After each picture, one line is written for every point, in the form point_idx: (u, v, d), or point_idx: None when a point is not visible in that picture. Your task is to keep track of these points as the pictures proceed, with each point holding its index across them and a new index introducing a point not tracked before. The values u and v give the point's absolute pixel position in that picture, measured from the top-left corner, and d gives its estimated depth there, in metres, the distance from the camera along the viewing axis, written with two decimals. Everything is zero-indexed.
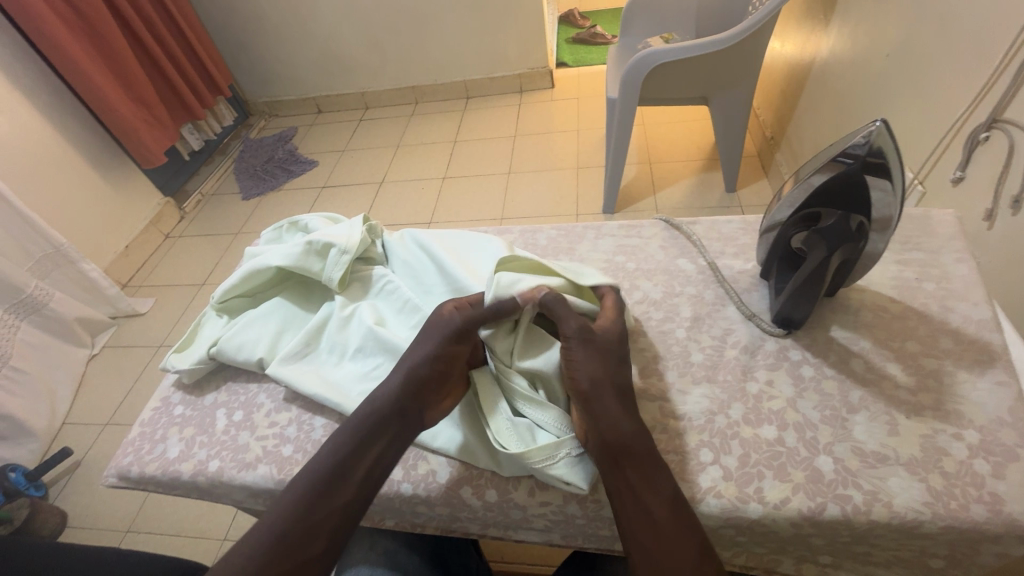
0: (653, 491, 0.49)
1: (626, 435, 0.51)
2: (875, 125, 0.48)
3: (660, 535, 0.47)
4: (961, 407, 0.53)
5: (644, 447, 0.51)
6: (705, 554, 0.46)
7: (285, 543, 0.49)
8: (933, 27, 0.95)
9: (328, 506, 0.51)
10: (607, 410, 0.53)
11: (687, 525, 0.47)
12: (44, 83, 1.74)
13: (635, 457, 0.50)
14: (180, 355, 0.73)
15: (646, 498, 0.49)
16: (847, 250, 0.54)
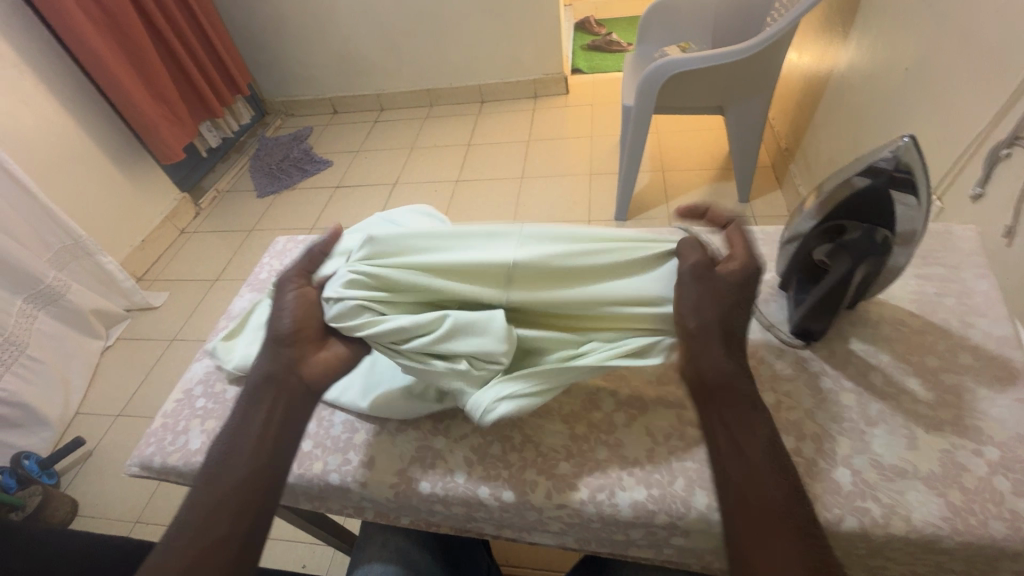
0: (750, 435, 0.48)
1: (732, 378, 0.50)
2: (903, 142, 0.50)
3: (750, 477, 0.46)
4: (981, 424, 0.53)
5: (746, 394, 0.50)
6: (795, 494, 0.46)
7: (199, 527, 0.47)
8: (954, 43, 0.96)
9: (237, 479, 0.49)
10: (716, 353, 0.51)
11: (780, 463, 0.47)
12: (69, 78, 1.78)
13: (735, 401, 0.49)
14: (228, 346, 0.74)
15: (739, 435, 0.48)
16: (872, 263, 0.54)
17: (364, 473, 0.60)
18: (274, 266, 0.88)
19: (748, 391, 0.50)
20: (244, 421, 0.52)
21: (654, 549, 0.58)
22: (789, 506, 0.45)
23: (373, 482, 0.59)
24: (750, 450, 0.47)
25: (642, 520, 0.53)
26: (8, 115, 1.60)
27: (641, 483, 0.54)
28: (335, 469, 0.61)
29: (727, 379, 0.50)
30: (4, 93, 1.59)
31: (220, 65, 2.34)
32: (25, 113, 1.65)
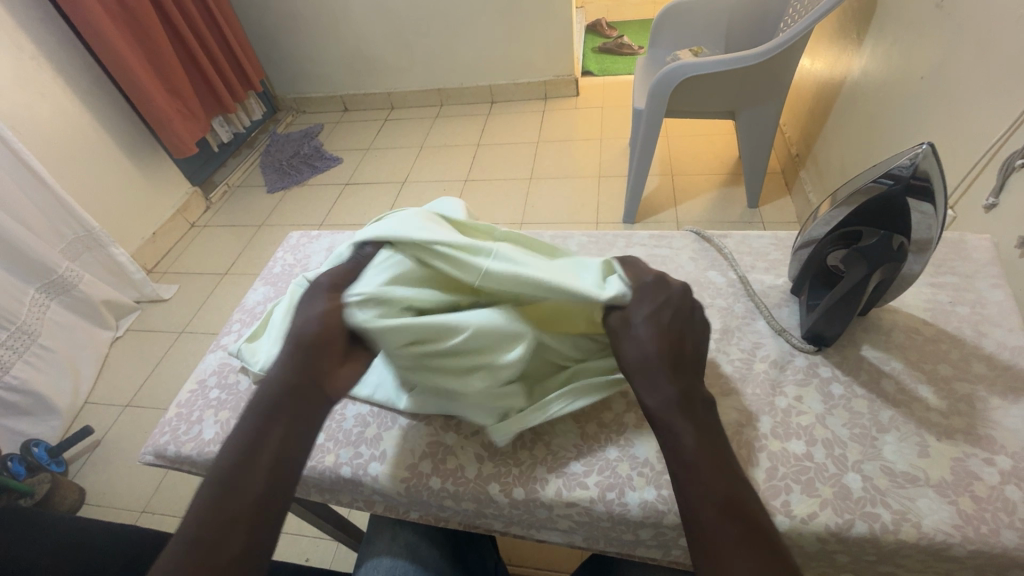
0: (681, 459, 0.46)
1: (656, 404, 0.49)
2: (922, 148, 0.49)
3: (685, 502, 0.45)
4: (993, 433, 0.53)
5: (678, 414, 0.48)
6: (735, 511, 0.43)
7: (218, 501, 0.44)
8: (970, 52, 0.95)
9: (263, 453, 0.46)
10: (657, 385, 0.50)
11: (716, 481, 0.45)
12: (85, 71, 1.80)
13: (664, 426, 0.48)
14: (253, 347, 0.71)
15: (681, 474, 0.46)
16: (888, 269, 0.55)
17: (376, 466, 0.60)
18: (288, 260, 0.89)
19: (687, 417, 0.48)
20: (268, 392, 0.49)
21: (662, 550, 0.58)
22: (745, 544, 0.42)
23: (386, 476, 0.60)
24: (692, 489, 0.45)
25: (651, 519, 0.53)
26: (25, 106, 1.62)
27: (651, 484, 0.55)
28: (347, 462, 0.61)
29: (662, 413, 0.49)
30: (21, 85, 1.61)
31: (234, 60, 2.35)
32: (43, 104, 1.67)
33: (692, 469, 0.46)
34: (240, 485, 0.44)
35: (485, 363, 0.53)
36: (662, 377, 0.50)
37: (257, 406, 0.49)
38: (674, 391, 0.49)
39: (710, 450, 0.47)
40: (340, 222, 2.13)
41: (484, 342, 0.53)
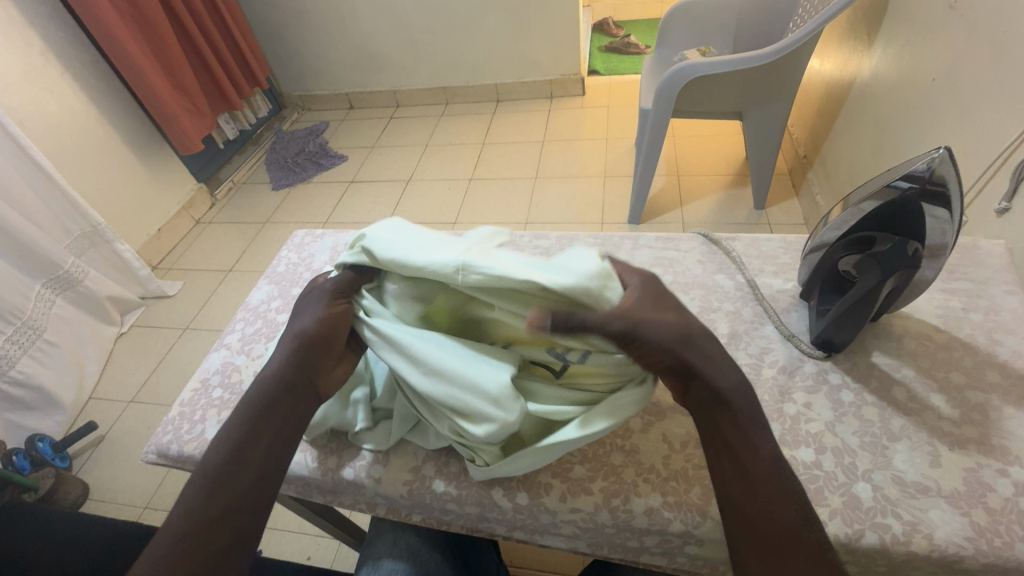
0: (750, 453, 0.46)
1: (728, 393, 0.48)
2: (938, 152, 0.48)
3: (755, 495, 0.44)
4: (1007, 443, 0.52)
5: (749, 409, 0.48)
6: (805, 514, 0.43)
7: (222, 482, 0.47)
8: (984, 53, 0.94)
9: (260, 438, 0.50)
10: (719, 367, 0.50)
11: (788, 485, 0.44)
12: (92, 68, 1.80)
13: (735, 419, 0.47)
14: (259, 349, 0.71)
15: (743, 454, 0.46)
16: (903, 276, 0.53)
17: (378, 469, 0.60)
18: (292, 258, 0.89)
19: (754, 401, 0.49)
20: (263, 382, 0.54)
21: (667, 557, 0.57)
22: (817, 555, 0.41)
23: (387, 479, 0.59)
24: (756, 469, 0.45)
25: (657, 527, 0.53)
26: (33, 102, 1.63)
27: (657, 491, 0.54)
28: (350, 464, 0.61)
29: (728, 393, 0.48)
30: (29, 80, 1.61)
31: (240, 58, 2.36)
32: (50, 100, 1.67)
33: (758, 450, 0.46)
34: (240, 467, 0.48)
35: (457, 423, 0.52)
36: (717, 362, 0.50)
37: (252, 400, 0.52)
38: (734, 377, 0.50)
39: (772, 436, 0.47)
40: (345, 220, 2.13)
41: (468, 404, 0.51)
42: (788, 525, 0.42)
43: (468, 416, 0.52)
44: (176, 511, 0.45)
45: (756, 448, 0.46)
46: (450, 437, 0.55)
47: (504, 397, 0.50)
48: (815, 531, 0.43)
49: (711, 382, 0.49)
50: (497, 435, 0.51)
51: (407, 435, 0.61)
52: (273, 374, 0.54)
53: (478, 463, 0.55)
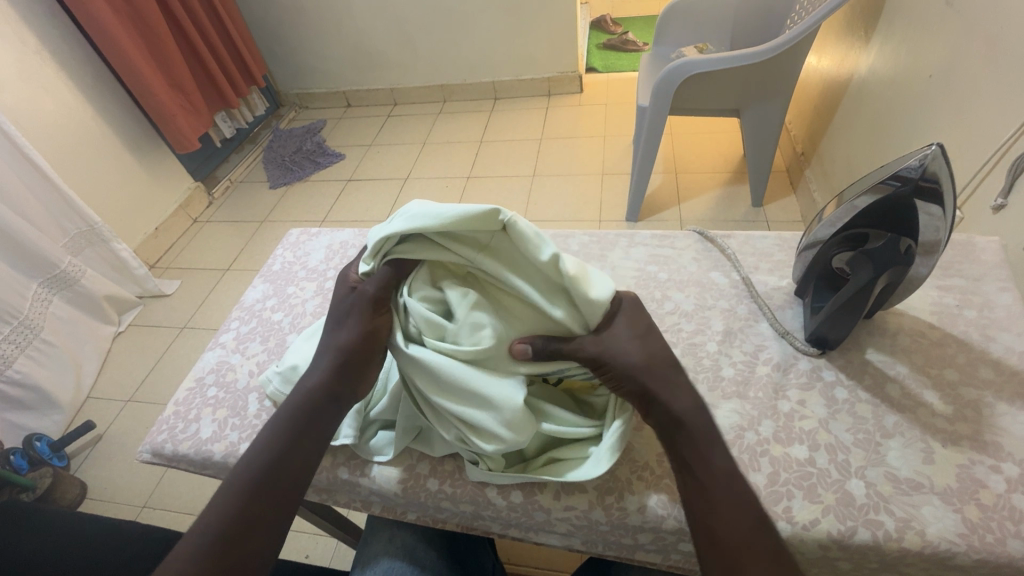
0: (705, 469, 0.48)
1: (684, 413, 0.51)
2: (931, 149, 0.47)
3: (707, 508, 0.46)
4: (1000, 439, 0.52)
5: (702, 426, 0.50)
6: (761, 523, 0.45)
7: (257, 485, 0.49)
8: (982, 49, 0.93)
9: (300, 447, 0.52)
10: (676, 392, 0.52)
11: (743, 496, 0.46)
12: (88, 66, 1.80)
13: (691, 436, 0.50)
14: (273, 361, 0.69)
15: (698, 471, 0.48)
16: (894, 274, 0.54)
17: (372, 468, 0.60)
18: (288, 257, 0.88)
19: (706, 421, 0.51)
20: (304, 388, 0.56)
21: (661, 554, 0.57)
22: (774, 562, 0.43)
23: (382, 478, 0.59)
24: (711, 484, 0.47)
25: (651, 524, 0.53)
26: (29, 100, 1.62)
27: (651, 488, 0.54)
28: (346, 465, 0.61)
29: (684, 416, 0.51)
30: (25, 79, 1.61)
31: (237, 57, 2.35)
32: (46, 99, 1.67)
33: (712, 466, 0.48)
34: (275, 472, 0.50)
35: (467, 433, 0.54)
36: (673, 387, 0.53)
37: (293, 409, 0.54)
38: (690, 400, 0.52)
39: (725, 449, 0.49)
40: (342, 219, 2.13)
41: (485, 417, 0.53)
42: (746, 535, 0.44)
43: (484, 431, 0.53)
44: (201, 519, 0.47)
45: (711, 464, 0.48)
46: (459, 445, 0.56)
47: (518, 421, 0.52)
48: (772, 538, 0.44)
49: (678, 400, 0.52)
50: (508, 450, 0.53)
51: (412, 444, 0.60)
52: (316, 377, 0.56)
53: (483, 468, 0.55)
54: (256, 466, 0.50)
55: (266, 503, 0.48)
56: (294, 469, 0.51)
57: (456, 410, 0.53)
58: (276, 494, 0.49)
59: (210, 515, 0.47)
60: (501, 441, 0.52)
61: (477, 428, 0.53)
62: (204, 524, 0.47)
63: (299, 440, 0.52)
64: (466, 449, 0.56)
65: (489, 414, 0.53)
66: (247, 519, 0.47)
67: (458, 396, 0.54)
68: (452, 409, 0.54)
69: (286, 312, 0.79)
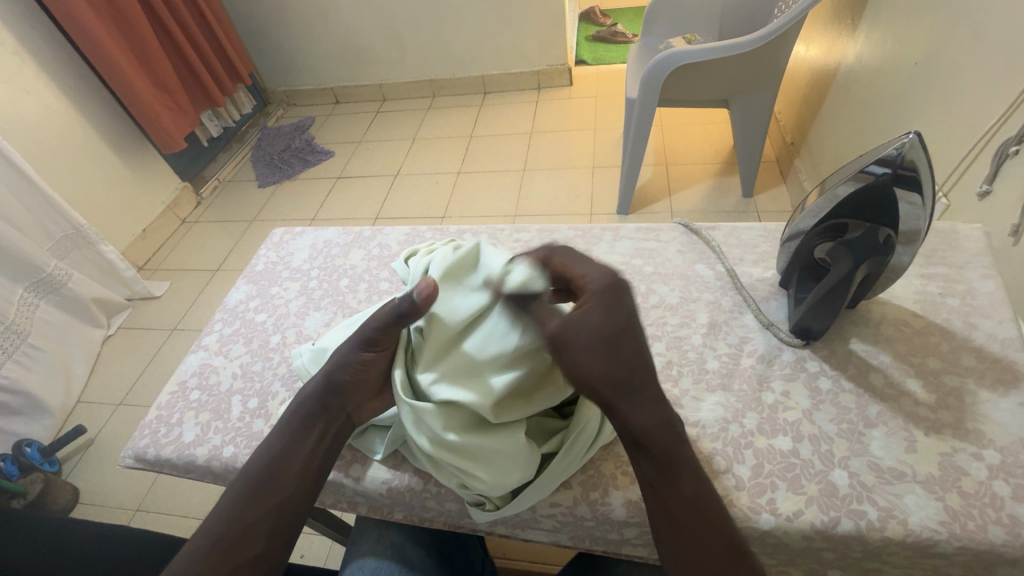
0: (673, 494, 0.45)
1: (648, 430, 0.46)
2: (908, 138, 0.48)
3: (679, 537, 0.44)
4: (982, 427, 0.52)
5: (667, 441, 0.46)
6: (733, 555, 0.42)
7: (258, 491, 0.50)
8: (967, 34, 0.93)
9: (300, 452, 0.54)
10: (643, 405, 0.46)
11: (709, 525, 0.43)
12: (70, 66, 1.77)
13: (657, 455, 0.46)
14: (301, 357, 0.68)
15: (667, 497, 0.45)
16: (874, 263, 0.54)
17: (358, 469, 0.60)
18: (271, 257, 0.87)
19: (680, 436, 0.47)
20: (303, 397, 0.57)
21: (647, 549, 0.57)
22: None
23: (370, 480, 0.59)
24: (677, 509, 0.45)
25: (635, 518, 0.53)
26: (10, 103, 1.60)
27: (636, 483, 0.54)
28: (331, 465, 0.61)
29: (648, 432, 0.46)
30: (5, 81, 1.58)
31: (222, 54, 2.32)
32: (27, 101, 1.64)
33: (679, 486, 0.45)
34: (274, 478, 0.51)
35: (468, 482, 0.52)
36: (628, 401, 0.46)
37: (294, 416, 0.56)
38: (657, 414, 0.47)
39: (694, 474, 0.46)
40: (332, 217, 2.11)
41: (493, 464, 0.51)
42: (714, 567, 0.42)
43: (491, 480, 0.51)
44: (206, 526, 0.48)
45: (680, 492, 0.45)
46: (463, 493, 0.54)
47: (523, 458, 0.51)
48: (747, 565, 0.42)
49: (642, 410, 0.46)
50: (509, 489, 0.52)
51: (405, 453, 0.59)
52: (308, 391, 0.58)
53: (488, 509, 0.54)
54: (254, 473, 0.51)
55: (270, 532, 0.49)
56: (297, 475, 0.52)
57: (446, 459, 0.51)
58: (275, 501, 0.50)
59: (213, 523, 0.48)
60: (509, 480, 0.51)
61: (484, 478, 0.51)
62: (205, 544, 0.47)
63: (300, 459, 0.53)
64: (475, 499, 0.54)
65: (495, 461, 0.51)
66: (250, 548, 0.48)
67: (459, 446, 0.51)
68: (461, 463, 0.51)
69: (270, 314, 0.78)
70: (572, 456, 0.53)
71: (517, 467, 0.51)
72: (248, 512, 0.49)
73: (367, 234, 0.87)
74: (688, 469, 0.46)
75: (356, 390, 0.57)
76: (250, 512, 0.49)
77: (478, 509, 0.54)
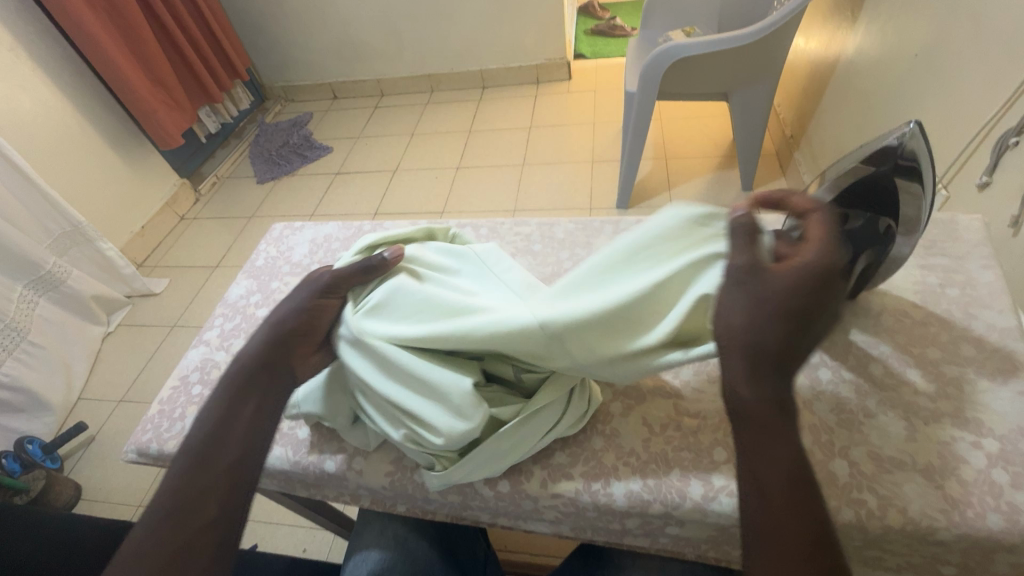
0: (766, 472, 0.42)
1: (751, 407, 0.43)
2: (909, 127, 0.49)
3: (766, 513, 0.41)
4: (981, 416, 0.52)
5: (772, 423, 0.42)
6: (817, 544, 0.39)
7: (202, 457, 0.48)
8: (967, 25, 0.93)
9: (243, 415, 0.52)
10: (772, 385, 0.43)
11: (799, 508, 0.40)
12: (66, 62, 1.75)
13: (758, 433, 0.42)
14: None
15: (760, 469, 0.42)
16: (874, 253, 0.55)
17: (359, 462, 0.60)
18: (271, 252, 0.88)
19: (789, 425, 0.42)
20: (244, 353, 0.57)
21: (649, 539, 0.58)
22: None
23: (370, 471, 0.59)
24: (763, 490, 0.41)
25: (637, 509, 0.53)
26: (6, 100, 1.59)
27: (637, 473, 0.54)
28: (331, 457, 0.61)
29: (755, 410, 0.43)
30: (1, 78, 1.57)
31: (219, 49, 2.30)
32: (23, 98, 1.63)
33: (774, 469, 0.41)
34: (220, 443, 0.49)
35: (416, 431, 0.53)
36: (760, 367, 0.43)
37: (232, 378, 0.54)
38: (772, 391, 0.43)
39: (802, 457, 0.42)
40: (332, 213, 2.11)
41: (448, 407, 0.52)
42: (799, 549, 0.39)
43: (442, 429, 0.51)
44: (156, 498, 0.46)
45: (776, 471, 0.41)
46: (411, 447, 0.55)
47: (467, 406, 0.51)
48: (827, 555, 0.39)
49: (756, 387, 0.43)
50: (457, 444, 0.52)
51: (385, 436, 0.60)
52: (249, 347, 0.57)
53: (437, 470, 0.55)
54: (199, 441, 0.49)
55: (226, 494, 0.47)
56: (244, 437, 0.51)
57: (396, 396, 0.54)
58: (222, 466, 0.48)
59: (159, 495, 0.46)
60: (461, 432, 0.51)
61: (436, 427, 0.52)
62: (156, 516, 0.45)
63: (245, 422, 0.52)
64: (430, 456, 0.55)
65: (446, 409, 0.52)
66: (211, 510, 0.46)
67: (417, 384, 0.54)
68: (415, 406, 0.53)
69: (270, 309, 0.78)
70: (525, 433, 0.54)
71: (466, 414, 0.51)
72: (196, 480, 0.47)
73: (367, 228, 0.87)
74: (778, 456, 0.42)
75: (303, 342, 0.59)
76: (198, 481, 0.47)
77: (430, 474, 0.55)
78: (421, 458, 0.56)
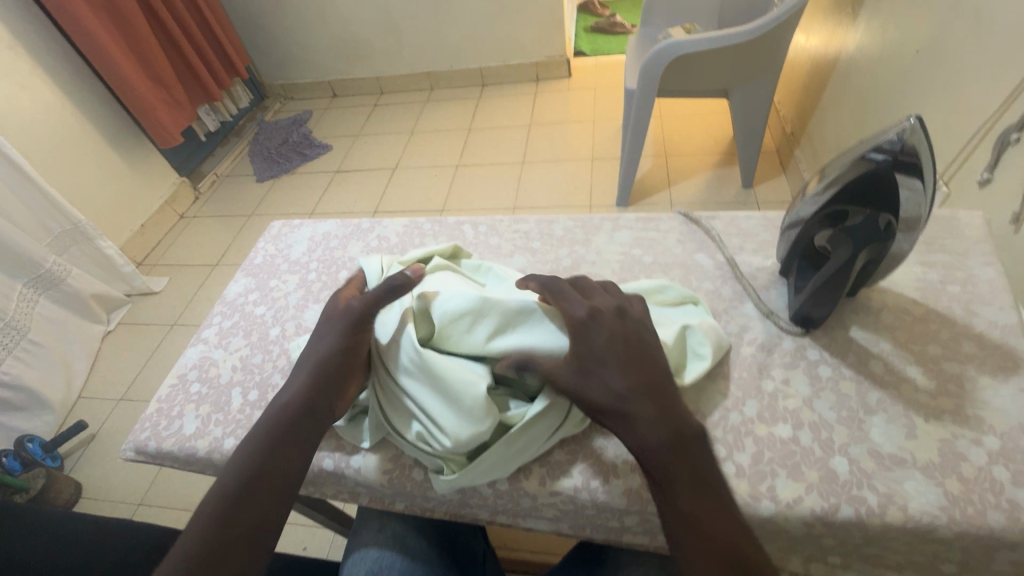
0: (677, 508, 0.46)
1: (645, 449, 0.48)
2: (909, 123, 0.48)
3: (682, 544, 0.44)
4: (981, 413, 0.52)
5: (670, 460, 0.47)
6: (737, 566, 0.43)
7: (232, 506, 0.48)
8: (968, 22, 0.92)
9: (280, 463, 0.51)
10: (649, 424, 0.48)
11: (713, 535, 0.44)
12: (65, 60, 1.75)
13: (662, 474, 0.47)
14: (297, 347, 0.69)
15: (670, 508, 0.46)
16: (874, 249, 0.54)
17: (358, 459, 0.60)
18: (270, 250, 0.87)
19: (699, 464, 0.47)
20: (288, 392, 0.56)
21: (648, 537, 0.57)
22: None
23: (369, 468, 0.59)
24: (681, 526, 0.45)
25: (636, 506, 0.53)
26: (6, 99, 1.58)
27: (636, 471, 0.54)
28: (330, 455, 0.61)
29: (654, 454, 0.47)
30: None
31: (218, 47, 2.30)
32: (22, 97, 1.63)
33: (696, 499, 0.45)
34: (252, 492, 0.49)
35: (428, 431, 0.54)
36: (634, 411, 0.49)
37: (275, 421, 0.54)
38: (668, 429, 0.48)
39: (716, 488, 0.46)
40: (331, 211, 2.10)
41: (462, 407, 0.52)
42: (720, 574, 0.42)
43: (458, 426, 0.52)
44: (183, 541, 0.46)
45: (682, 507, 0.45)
46: (421, 449, 0.55)
47: (477, 409, 0.52)
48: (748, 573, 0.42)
49: (649, 430, 0.48)
50: (466, 446, 0.52)
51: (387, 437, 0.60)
52: (290, 388, 0.57)
53: (444, 474, 0.54)
54: (231, 488, 0.49)
55: (252, 543, 0.47)
56: (275, 487, 0.50)
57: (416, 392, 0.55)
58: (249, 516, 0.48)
59: (185, 539, 0.47)
60: (472, 432, 0.52)
61: (450, 429, 0.52)
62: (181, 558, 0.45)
63: (278, 471, 0.51)
64: (440, 462, 0.54)
65: (462, 410, 0.52)
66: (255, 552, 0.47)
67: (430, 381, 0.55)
68: (430, 405, 0.54)
69: (269, 306, 0.78)
70: (530, 435, 0.54)
71: (476, 408, 0.52)
72: (225, 529, 0.47)
73: (365, 226, 0.87)
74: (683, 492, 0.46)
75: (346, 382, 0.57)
76: (224, 530, 0.47)
77: (438, 478, 0.54)
78: (430, 464, 0.55)
